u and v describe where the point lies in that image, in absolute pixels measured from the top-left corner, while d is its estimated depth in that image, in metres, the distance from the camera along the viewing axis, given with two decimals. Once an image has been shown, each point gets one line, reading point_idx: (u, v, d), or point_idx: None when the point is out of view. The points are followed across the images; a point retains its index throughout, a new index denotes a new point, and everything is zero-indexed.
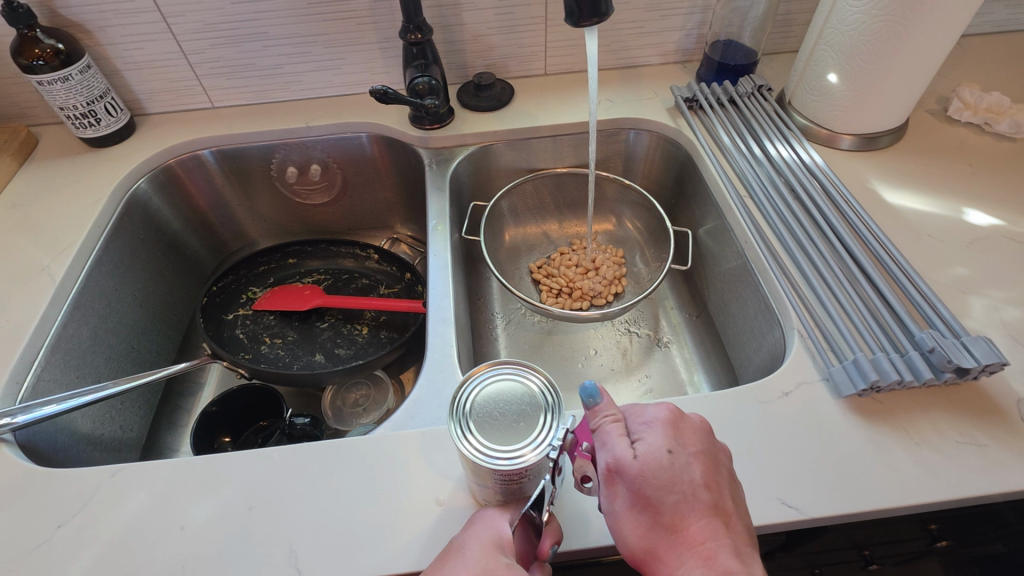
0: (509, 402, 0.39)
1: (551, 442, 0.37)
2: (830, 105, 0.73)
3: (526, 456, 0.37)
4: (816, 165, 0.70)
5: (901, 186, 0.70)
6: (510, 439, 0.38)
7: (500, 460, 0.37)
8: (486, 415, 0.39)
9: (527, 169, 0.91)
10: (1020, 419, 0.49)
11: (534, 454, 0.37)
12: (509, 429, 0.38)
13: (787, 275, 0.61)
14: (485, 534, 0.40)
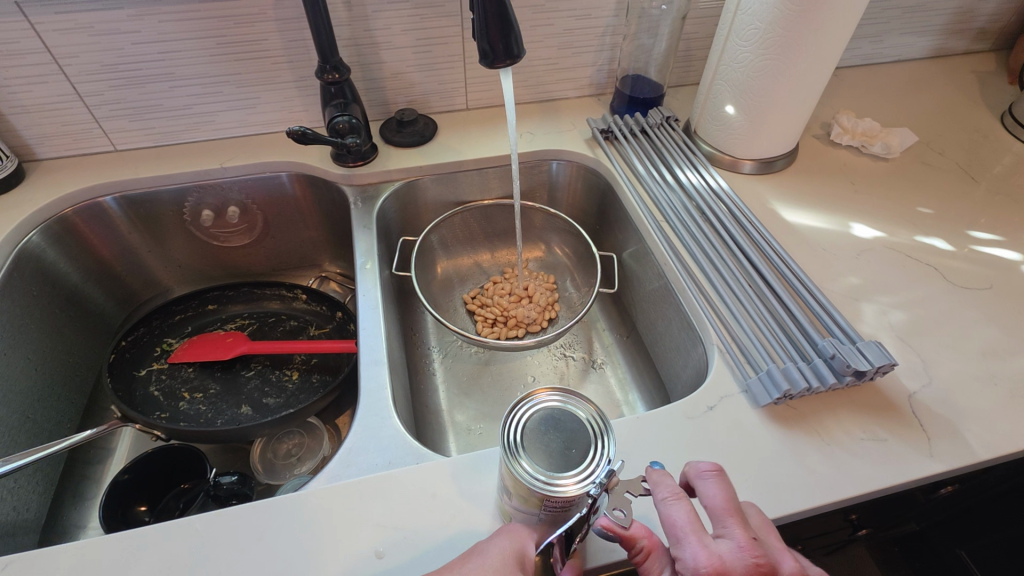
0: (561, 429, 0.39)
1: (596, 479, 0.36)
2: (730, 133, 0.79)
3: (560, 486, 0.36)
4: (722, 190, 0.75)
5: (797, 205, 0.76)
6: (558, 467, 0.37)
7: (535, 483, 0.37)
8: (538, 439, 0.38)
9: (456, 202, 0.91)
10: (911, 413, 0.54)
11: (578, 487, 0.36)
12: (561, 458, 0.38)
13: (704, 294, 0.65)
14: (507, 546, 0.39)
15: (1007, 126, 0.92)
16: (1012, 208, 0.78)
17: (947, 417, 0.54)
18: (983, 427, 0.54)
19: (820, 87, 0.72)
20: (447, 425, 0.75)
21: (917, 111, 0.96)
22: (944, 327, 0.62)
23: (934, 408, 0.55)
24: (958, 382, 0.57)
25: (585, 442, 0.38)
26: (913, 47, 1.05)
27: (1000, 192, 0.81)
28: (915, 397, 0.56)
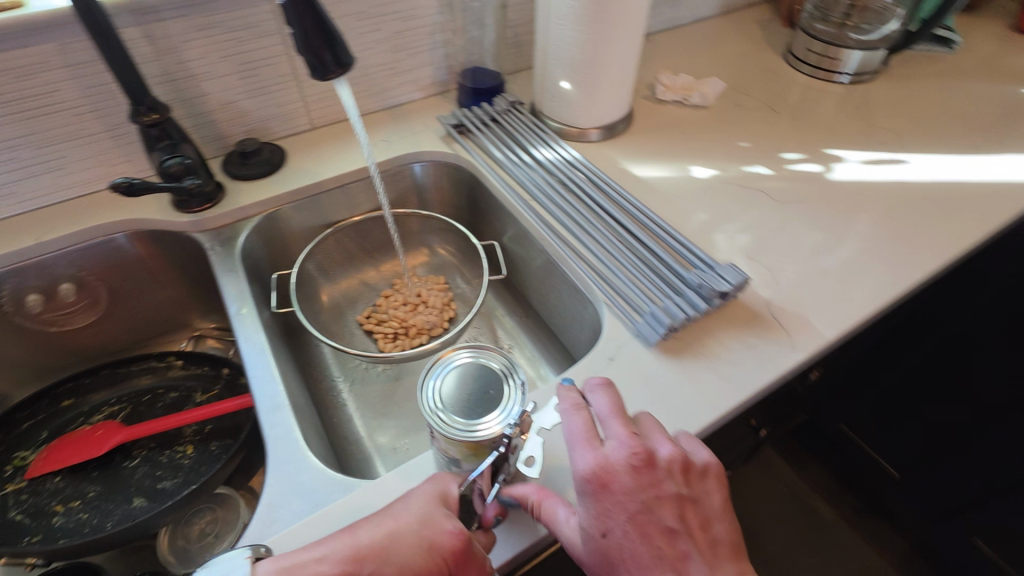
0: (476, 382, 0.44)
1: (509, 420, 0.41)
2: (572, 107, 0.84)
3: (477, 431, 0.41)
4: (576, 160, 0.80)
5: (643, 161, 0.84)
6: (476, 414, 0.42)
7: (454, 431, 0.41)
8: (456, 394, 0.43)
9: (325, 225, 0.88)
10: (771, 316, 0.63)
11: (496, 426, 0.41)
12: (480, 405, 0.43)
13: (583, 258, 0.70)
14: (429, 489, 0.43)
15: (789, 62, 1.08)
16: (808, 129, 0.92)
17: (798, 313, 0.63)
18: (825, 312, 0.63)
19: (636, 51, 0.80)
20: (371, 450, 0.73)
21: (720, 61, 1.09)
22: (780, 239, 0.72)
23: (787, 308, 0.64)
24: (799, 281, 0.67)
25: (498, 390, 0.43)
26: (704, 6, 1.19)
27: (796, 118, 0.95)
28: (771, 303, 0.64)
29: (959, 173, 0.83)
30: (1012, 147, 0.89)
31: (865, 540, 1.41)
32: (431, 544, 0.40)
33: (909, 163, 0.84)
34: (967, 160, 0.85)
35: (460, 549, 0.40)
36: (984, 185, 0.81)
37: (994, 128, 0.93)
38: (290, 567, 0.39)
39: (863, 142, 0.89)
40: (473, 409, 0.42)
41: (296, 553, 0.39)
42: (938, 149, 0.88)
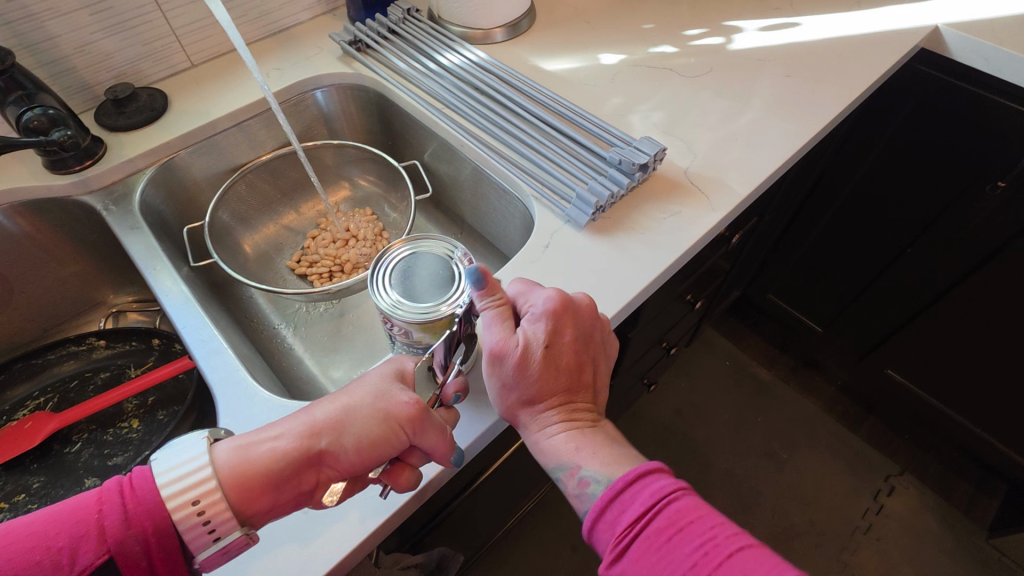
0: (426, 272, 0.52)
1: (459, 302, 0.49)
2: (470, 7, 0.80)
3: (432, 310, 0.48)
4: (484, 62, 0.77)
5: (552, 55, 0.82)
6: (428, 298, 0.49)
7: (411, 313, 0.48)
8: (408, 281, 0.51)
9: (230, 170, 0.82)
10: (690, 183, 0.65)
11: (447, 309, 0.48)
12: (430, 288, 0.50)
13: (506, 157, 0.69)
14: (387, 369, 0.49)
15: None
16: (708, 4, 0.92)
17: (714, 177, 0.66)
18: (739, 173, 0.66)
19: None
20: (327, 386, 0.72)
21: None
22: (691, 112, 0.74)
23: (704, 174, 0.66)
24: (713, 148, 0.69)
25: (447, 277, 0.51)
26: None
27: None
28: (689, 171, 0.67)
29: (848, 29, 0.87)
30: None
31: (802, 393, 1.57)
32: (387, 414, 0.44)
33: (803, 25, 0.87)
34: (854, 15, 0.89)
35: (414, 415, 0.44)
36: (870, 37, 0.85)
37: None
38: (252, 444, 0.43)
39: (759, 10, 0.90)
40: (423, 293, 0.50)
41: (252, 435, 0.44)
42: (829, 8, 0.91)
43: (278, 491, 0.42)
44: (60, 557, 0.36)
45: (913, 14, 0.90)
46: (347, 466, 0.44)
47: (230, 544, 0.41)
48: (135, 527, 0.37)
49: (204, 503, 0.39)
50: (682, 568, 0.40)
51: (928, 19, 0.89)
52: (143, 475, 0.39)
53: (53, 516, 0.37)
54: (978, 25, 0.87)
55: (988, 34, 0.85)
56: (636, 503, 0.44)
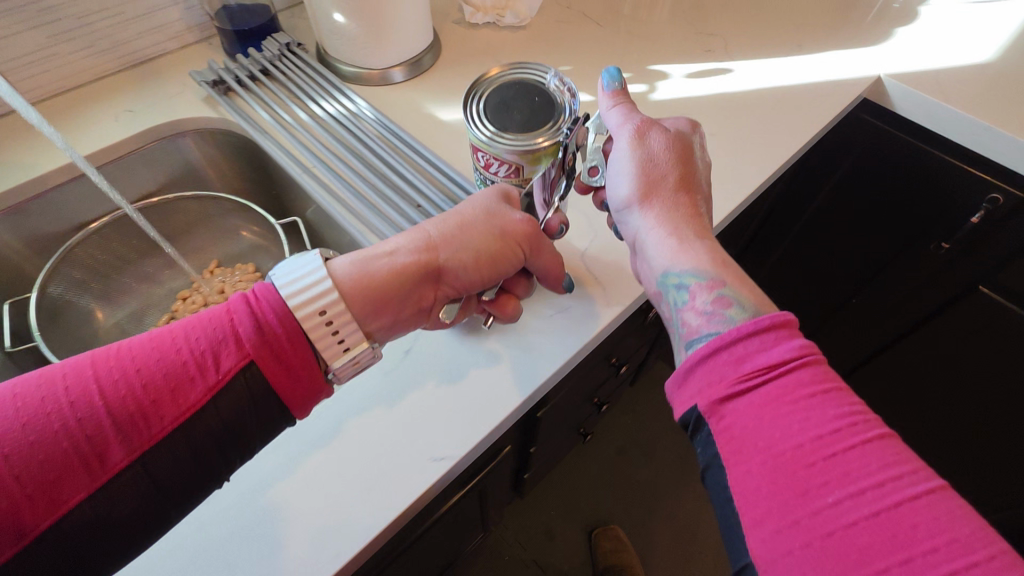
0: (515, 105, 0.56)
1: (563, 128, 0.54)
2: (354, 45, 0.70)
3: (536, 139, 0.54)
4: (365, 115, 0.68)
5: (452, 99, 0.73)
6: (531, 126, 0.55)
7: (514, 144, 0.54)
8: (519, 104, 0.56)
9: (75, 228, 0.70)
10: None
11: (547, 133, 0.54)
12: (529, 122, 0.55)
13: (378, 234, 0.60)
14: (477, 201, 0.55)
15: None
16: (636, 43, 0.83)
17: None
18: None
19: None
20: None
21: None
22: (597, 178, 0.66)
23: None
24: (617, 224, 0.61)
25: (541, 110, 0.56)
26: None
27: (624, 31, 0.85)
28: None
29: (782, 77, 0.79)
30: (839, 42, 0.84)
31: None
32: (499, 232, 0.54)
33: (735, 72, 0.79)
34: (793, 61, 0.81)
35: (530, 233, 0.54)
36: (808, 91, 0.77)
37: (822, 23, 0.88)
38: (369, 260, 0.51)
39: (690, 52, 0.82)
40: (511, 127, 0.55)
41: (370, 260, 0.51)
42: (767, 51, 0.82)
43: (403, 299, 0.51)
44: (200, 361, 0.41)
45: (857, 61, 0.82)
46: (462, 279, 0.54)
47: (360, 356, 0.49)
48: (268, 334, 0.44)
49: (328, 311, 0.46)
50: (821, 427, 0.35)
51: (871, 66, 0.81)
52: (257, 292, 0.45)
53: (186, 328, 0.43)
54: (922, 78, 0.79)
55: (934, 88, 0.77)
56: (786, 347, 0.39)
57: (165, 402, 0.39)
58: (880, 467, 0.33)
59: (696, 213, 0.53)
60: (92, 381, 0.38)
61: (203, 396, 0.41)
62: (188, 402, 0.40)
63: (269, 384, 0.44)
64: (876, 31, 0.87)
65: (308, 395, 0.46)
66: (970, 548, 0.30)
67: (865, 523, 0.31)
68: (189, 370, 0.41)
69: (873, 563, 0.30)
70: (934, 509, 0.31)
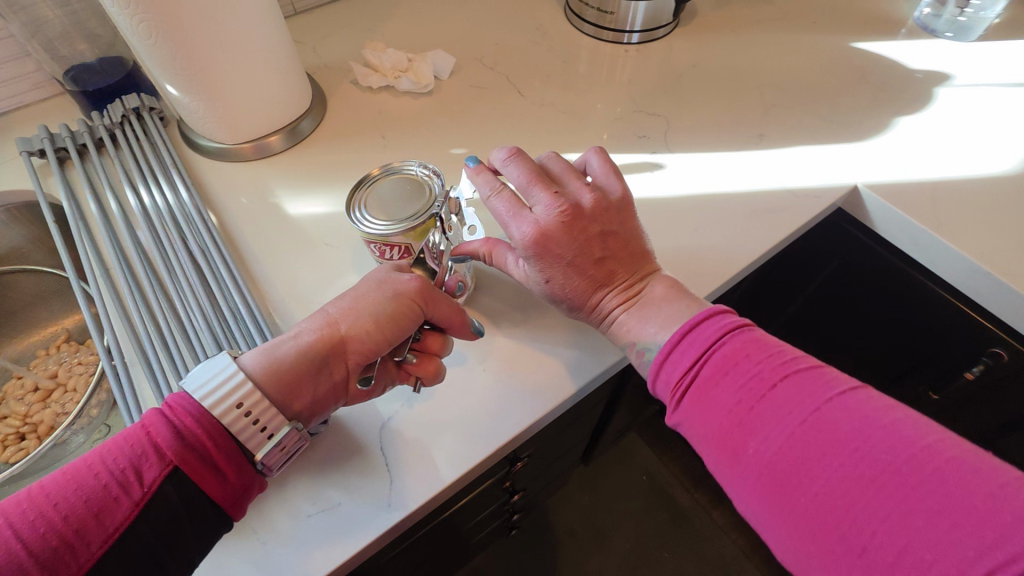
0: (397, 194, 0.49)
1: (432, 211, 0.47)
2: (198, 118, 0.61)
3: (405, 226, 0.47)
4: (196, 208, 0.57)
5: (309, 187, 0.63)
6: (400, 216, 0.48)
7: (384, 229, 0.47)
8: (401, 191, 0.50)
9: None
10: (377, 449, 0.44)
11: (419, 219, 0.47)
12: (397, 213, 0.48)
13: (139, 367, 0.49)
14: (369, 279, 0.46)
15: (568, 19, 0.83)
16: (557, 122, 0.70)
17: (417, 440, 0.45)
18: (454, 436, 0.45)
19: (254, 26, 0.57)
20: None
21: (476, 13, 0.83)
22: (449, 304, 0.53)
23: (405, 431, 0.45)
24: (441, 383, 0.48)
25: (419, 199, 0.49)
26: None
27: (547, 103, 0.72)
28: (387, 425, 0.45)
29: (721, 178, 0.64)
30: (809, 132, 0.69)
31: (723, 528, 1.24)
32: (393, 292, 0.44)
33: (667, 168, 0.65)
34: (743, 158, 0.66)
35: (422, 286, 0.45)
36: (753, 199, 0.62)
37: (797, 104, 0.73)
38: (273, 347, 0.43)
39: (616, 138, 0.68)
40: (385, 215, 0.48)
41: (272, 348, 0.42)
42: (713, 143, 0.68)
43: (313, 382, 0.42)
44: (122, 479, 0.35)
45: (829, 160, 0.66)
46: (375, 351, 0.43)
47: (286, 440, 0.40)
48: (189, 439, 0.37)
49: (247, 401, 0.39)
50: (727, 406, 0.39)
51: (848, 169, 0.65)
52: (164, 405, 0.38)
53: (99, 453, 0.36)
54: (910, 192, 0.62)
55: (925, 209, 0.60)
56: (711, 331, 0.42)
57: (90, 527, 0.34)
58: (826, 389, 0.37)
59: (601, 237, 0.49)
60: (5, 529, 0.32)
61: (131, 513, 0.35)
62: (116, 522, 0.35)
63: (203, 485, 0.37)
64: (865, 120, 0.71)
65: (242, 494, 0.39)
66: (908, 436, 0.34)
67: (788, 453, 0.36)
68: (110, 491, 0.35)
69: (804, 479, 0.35)
70: (866, 410, 0.36)
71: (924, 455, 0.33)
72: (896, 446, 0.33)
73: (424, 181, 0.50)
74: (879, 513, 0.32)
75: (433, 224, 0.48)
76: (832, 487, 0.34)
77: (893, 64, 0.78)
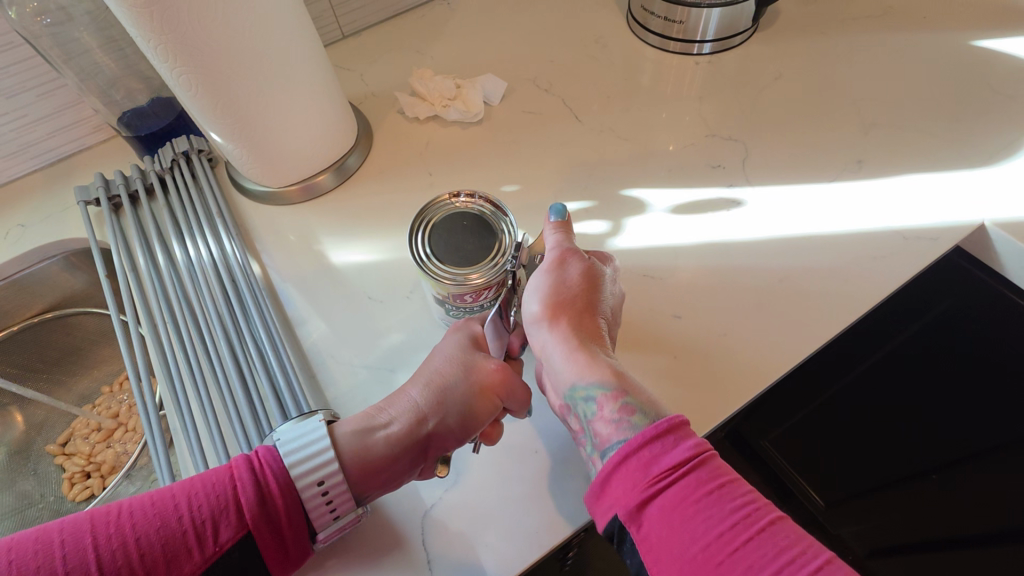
0: (465, 235, 0.45)
1: (505, 264, 0.43)
2: (241, 163, 0.59)
3: (475, 275, 0.43)
4: (240, 261, 0.55)
5: (355, 233, 0.60)
6: (467, 263, 0.43)
7: (450, 275, 0.43)
8: (468, 232, 0.45)
9: None
10: (420, 544, 0.41)
11: (489, 271, 0.43)
12: (462, 257, 0.44)
13: (180, 434, 0.47)
14: (449, 357, 0.43)
15: (631, 28, 0.75)
16: (618, 151, 0.63)
17: (461, 534, 0.41)
18: (502, 533, 0.41)
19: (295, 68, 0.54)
20: None
21: (530, 27, 0.77)
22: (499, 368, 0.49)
23: (450, 524, 0.41)
24: (488, 467, 0.43)
25: (489, 243, 0.44)
26: None
27: (607, 129, 0.66)
28: (430, 514, 0.42)
29: (808, 217, 0.56)
30: (918, 155, 0.59)
31: None
32: (478, 381, 0.42)
33: (747, 206, 0.57)
34: (836, 191, 0.57)
35: (506, 379, 0.42)
36: (851, 241, 0.54)
37: (902, 120, 0.62)
38: (362, 431, 0.40)
39: (685, 169, 0.61)
40: (451, 258, 0.43)
41: (360, 430, 0.40)
42: (799, 174, 0.59)
43: (393, 474, 0.40)
44: (198, 530, 0.34)
45: (943, 192, 0.56)
46: (456, 442, 0.41)
47: (348, 522, 0.39)
48: (268, 502, 0.36)
49: (328, 483, 0.37)
50: (716, 531, 0.32)
51: (968, 203, 0.55)
52: (257, 458, 0.37)
53: (188, 488, 0.35)
54: None
55: None
56: (680, 448, 0.35)
57: (159, 571, 0.33)
58: (803, 548, 0.31)
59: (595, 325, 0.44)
60: (89, 556, 0.32)
61: (196, 568, 0.34)
62: (181, 573, 0.33)
63: (263, 552, 0.36)
64: (991, 139, 0.59)
65: (294, 562, 0.37)
66: None
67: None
68: (185, 540, 0.34)
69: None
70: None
71: None
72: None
73: (492, 222, 0.45)
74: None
75: (504, 277, 0.44)
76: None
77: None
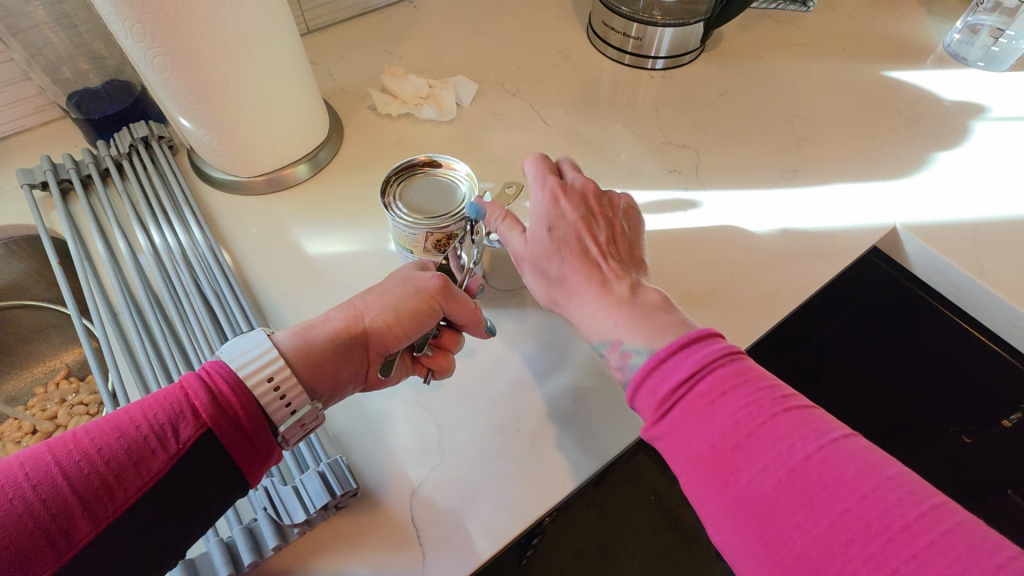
0: (433, 192, 0.49)
1: (462, 213, 0.47)
2: (210, 149, 0.58)
3: (432, 222, 0.46)
4: (204, 245, 0.54)
5: (327, 223, 0.60)
6: (429, 213, 0.47)
7: (413, 221, 0.46)
8: (435, 190, 0.49)
9: None
10: (409, 521, 0.42)
11: (449, 220, 0.46)
12: (427, 209, 0.47)
13: None
14: (394, 277, 0.45)
15: (591, 41, 0.80)
16: (583, 154, 0.67)
17: (450, 510, 0.42)
18: (489, 503, 0.43)
19: (271, 58, 0.53)
20: None
21: (496, 33, 0.80)
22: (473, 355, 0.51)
23: (437, 501, 0.43)
24: (471, 445, 0.45)
25: (453, 198, 0.48)
26: None
27: (572, 132, 0.70)
28: (417, 493, 0.43)
29: (753, 218, 0.62)
30: (841, 167, 0.67)
31: None
32: (416, 289, 0.44)
33: (702, 208, 0.63)
34: (776, 196, 0.64)
35: (444, 284, 0.44)
36: (790, 239, 0.60)
37: (826, 136, 0.71)
38: (305, 329, 0.41)
39: (645, 173, 0.66)
40: (417, 209, 0.47)
41: (304, 332, 0.41)
42: (744, 179, 0.66)
43: (340, 370, 0.41)
44: (159, 433, 0.33)
45: (864, 199, 0.64)
46: (395, 344, 0.43)
47: (307, 417, 0.38)
48: (224, 404, 0.35)
49: (278, 377, 0.37)
50: (724, 429, 0.34)
51: (885, 209, 0.63)
52: (204, 370, 0.35)
53: (139, 403, 0.34)
54: (950, 234, 0.60)
55: (966, 254, 0.58)
56: (704, 353, 0.37)
57: (128, 473, 0.31)
58: (803, 441, 0.33)
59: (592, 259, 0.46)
60: (51, 467, 0.30)
61: (166, 468, 0.32)
62: (152, 472, 0.32)
63: (231, 452, 0.35)
64: (900, 155, 0.69)
65: (263, 461, 0.37)
66: (871, 480, 0.31)
67: (779, 490, 0.32)
68: (148, 443, 0.32)
69: (797, 516, 0.31)
70: (859, 454, 0.32)
71: (891, 502, 0.30)
72: (878, 491, 0.30)
73: (455, 181, 0.50)
74: (883, 555, 0.28)
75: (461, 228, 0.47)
76: (805, 533, 0.30)
77: (923, 93, 0.76)
